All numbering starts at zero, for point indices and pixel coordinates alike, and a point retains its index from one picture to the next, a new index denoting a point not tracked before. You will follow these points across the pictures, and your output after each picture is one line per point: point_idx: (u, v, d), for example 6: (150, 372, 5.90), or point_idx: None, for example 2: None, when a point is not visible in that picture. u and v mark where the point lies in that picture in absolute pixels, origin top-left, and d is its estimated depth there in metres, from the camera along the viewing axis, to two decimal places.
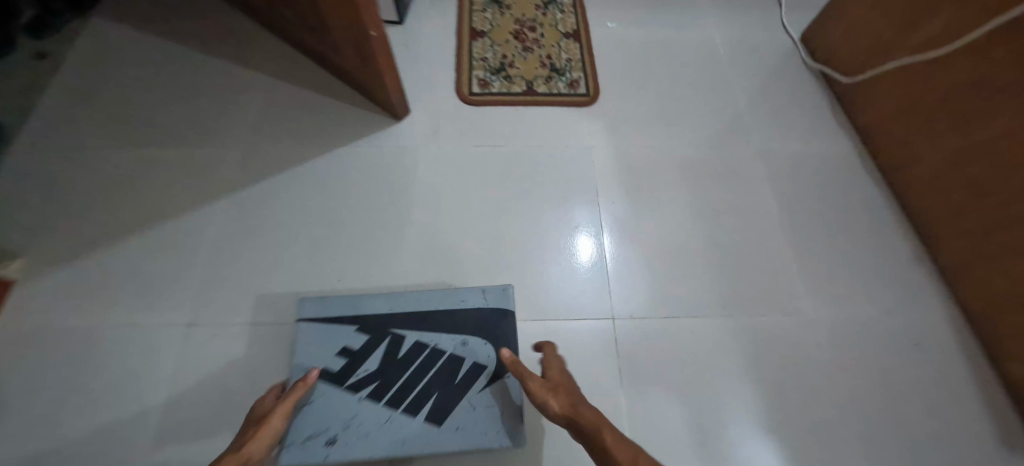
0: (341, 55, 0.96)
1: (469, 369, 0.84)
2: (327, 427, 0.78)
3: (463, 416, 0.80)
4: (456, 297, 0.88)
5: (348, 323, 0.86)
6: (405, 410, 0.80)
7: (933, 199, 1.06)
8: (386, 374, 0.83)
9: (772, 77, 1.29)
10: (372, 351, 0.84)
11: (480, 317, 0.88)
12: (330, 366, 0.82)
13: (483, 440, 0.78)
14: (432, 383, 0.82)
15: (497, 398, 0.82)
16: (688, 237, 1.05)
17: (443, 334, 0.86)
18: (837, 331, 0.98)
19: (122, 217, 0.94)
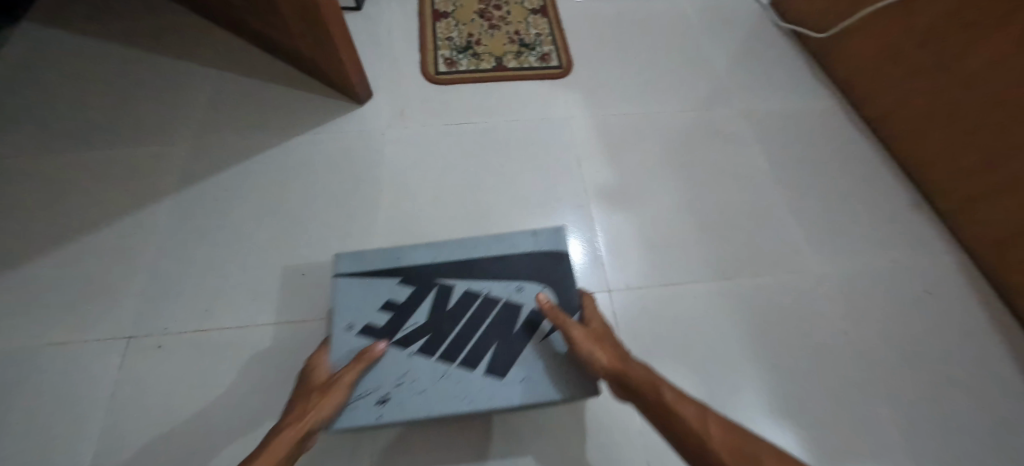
0: (297, 39, 1.00)
1: (528, 317, 0.72)
2: (378, 385, 0.64)
3: (527, 368, 0.67)
4: (506, 244, 0.78)
5: (389, 275, 0.75)
6: (463, 362, 0.67)
7: (926, 145, 0.99)
8: (437, 326, 0.71)
9: (745, 43, 1.25)
10: (419, 301, 0.73)
11: (537, 262, 0.76)
12: (373, 321, 0.70)
13: (548, 394, 0.64)
14: (490, 332, 0.70)
15: (543, 356, 0.68)
16: (669, 206, 0.98)
17: (494, 282, 0.75)
18: (844, 303, 0.88)
19: (80, 215, 0.93)
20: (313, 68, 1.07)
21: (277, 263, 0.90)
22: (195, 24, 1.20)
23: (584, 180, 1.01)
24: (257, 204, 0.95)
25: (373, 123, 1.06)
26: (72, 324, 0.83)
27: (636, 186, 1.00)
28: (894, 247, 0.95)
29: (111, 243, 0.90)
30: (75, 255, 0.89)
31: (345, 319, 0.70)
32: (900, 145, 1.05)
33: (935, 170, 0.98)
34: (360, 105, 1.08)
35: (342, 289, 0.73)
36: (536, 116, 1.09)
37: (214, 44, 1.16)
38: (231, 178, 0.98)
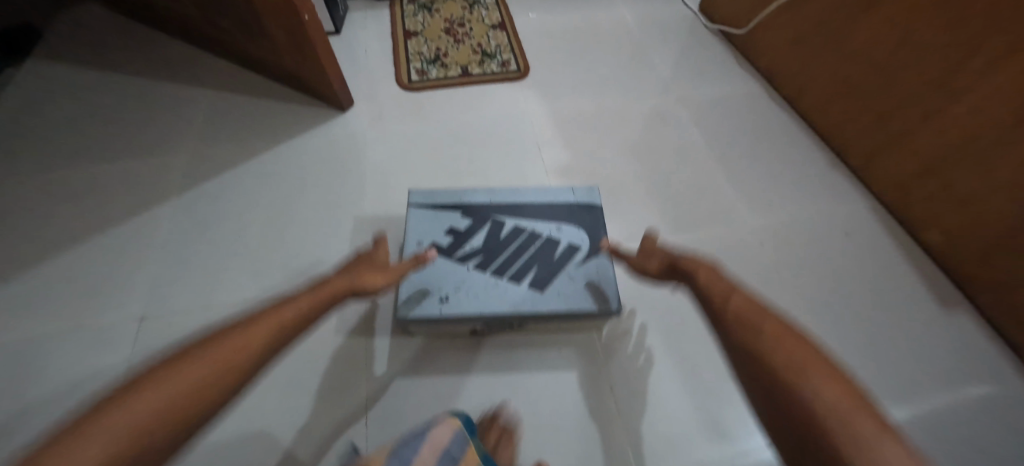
0: (285, 56, 1.14)
1: (565, 249, 0.83)
2: (440, 288, 0.78)
3: (562, 285, 0.79)
4: (549, 193, 0.90)
5: (452, 209, 0.87)
6: (510, 279, 0.80)
7: (834, 112, 1.16)
8: (489, 249, 0.83)
9: (679, 43, 1.43)
10: (476, 230, 0.85)
11: (573, 208, 0.88)
12: (438, 242, 0.83)
13: (575, 304, 0.77)
14: (534, 258, 0.82)
15: (578, 276, 0.80)
16: (620, 179, 1.12)
17: (538, 220, 0.87)
18: (772, 247, 1.03)
19: (90, 220, 1.03)
20: (299, 82, 1.21)
21: (272, 246, 1.00)
22: (190, 54, 1.34)
23: (546, 163, 1.14)
24: (252, 200, 1.06)
25: (355, 126, 1.19)
26: (86, 311, 0.92)
27: (591, 164, 1.14)
28: (812, 200, 1.10)
29: (120, 240, 1.01)
30: (86, 253, 0.99)
31: (416, 238, 0.83)
32: (812, 116, 1.22)
33: (844, 133, 1.15)
34: (342, 111, 1.22)
35: (413, 218, 0.85)
36: (500, 112, 1.23)
37: (208, 69, 1.30)
38: (228, 179, 1.09)
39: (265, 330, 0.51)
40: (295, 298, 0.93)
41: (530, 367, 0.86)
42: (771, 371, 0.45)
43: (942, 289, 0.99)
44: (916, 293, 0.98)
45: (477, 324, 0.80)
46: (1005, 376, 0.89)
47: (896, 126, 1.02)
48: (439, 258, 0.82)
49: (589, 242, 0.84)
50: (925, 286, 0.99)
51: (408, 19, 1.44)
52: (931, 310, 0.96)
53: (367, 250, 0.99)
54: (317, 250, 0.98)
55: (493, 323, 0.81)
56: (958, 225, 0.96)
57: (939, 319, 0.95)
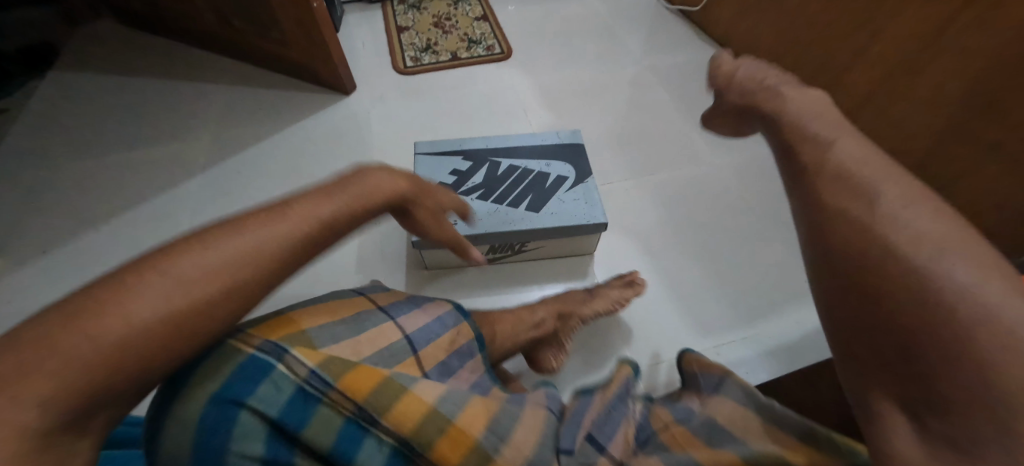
0: (293, 47, 1.27)
1: (555, 179, 0.95)
2: (448, 216, 0.89)
3: (555, 207, 0.91)
4: (538, 138, 1.02)
5: (454, 155, 0.99)
6: (509, 205, 0.91)
7: (783, 66, 1.32)
8: (489, 184, 0.95)
9: (644, 22, 1.60)
10: (476, 170, 0.97)
11: (559, 149, 1.01)
12: (443, 180, 0.95)
13: (568, 221, 0.89)
14: (528, 188, 0.94)
15: (568, 200, 0.92)
16: (601, 136, 1.27)
17: (530, 159, 0.99)
18: (736, 183, 1.18)
19: (124, 201, 1.14)
20: (307, 72, 1.34)
21: None
22: (202, 57, 1.47)
23: (532, 126, 1.28)
24: (272, 172, 1.18)
25: (359, 107, 1.32)
26: None
27: (573, 125, 1.29)
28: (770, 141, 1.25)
29: (154, 214, 1.11)
30: (124, 226, 1.09)
31: (425, 179, 0.95)
32: (766, 73, 1.38)
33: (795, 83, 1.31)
34: (347, 95, 1.35)
35: (421, 163, 0.97)
36: (488, 88, 1.37)
37: (221, 69, 1.43)
38: (248, 157, 1.21)
39: (289, 229, 0.45)
40: (318, 248, 1.03)
41: (533, 288, 0.99)
42: (847, 229, 0.42)
43: None
44: None
45: (484, 247, 0.91)
46: None
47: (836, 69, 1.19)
48: None
49: (575, 173, 0.96)
50: None
51: (399, 17, 1.60)
52: None
53: None
54: None
55: (498, 246, 0.92)
56: (896, 145, 1.11)
57: None
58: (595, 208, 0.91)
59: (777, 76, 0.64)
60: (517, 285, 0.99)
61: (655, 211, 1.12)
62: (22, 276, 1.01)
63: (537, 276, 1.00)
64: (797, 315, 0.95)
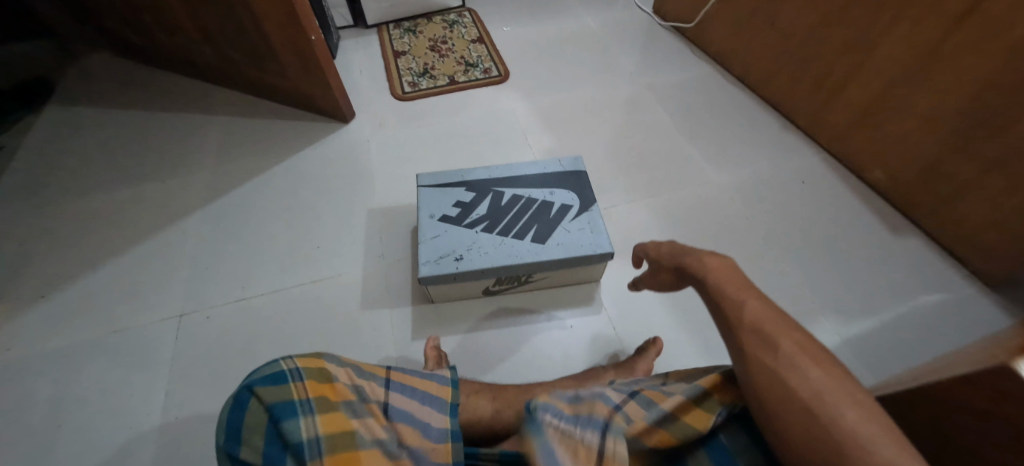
0: (291, 77, 1.27)
1: (560, 208, 0.95)
2: (454, 250, 0.89)
3: (560, 237, 0.91)
4: (539, 166, 1.02)
5: (457, 186, 0.99)
6: (514, 237, 0.91)
7: (778, 82, 1.32)
8: (493, 215, 0.94)
9: (639, 40, 1.61)
10: (479, 201, 0.96)
11: (562, 177, 1.00)
12: (447, 213, 0.94)
13: (575, 251, 0.89)
14: (533, 218, 0.94)
15: (573, 229, 0.92)
16: (601, 158, 1.27)
17: (533, 188, 0.98)
18: (739, 201, 1.17)
19: (121, 238, 1.12)
20: (305, 101, 1.34)
21: (295, 241, 1.10)
22: (200, 88, 1.46)
23: (532, 150, 1.28)
24: (272, 204, 1.17)
25: (358, 135, 1.31)
26: (128, 315, 1.00)
27: (573, 147, 1.29)
28: (770, 157, 1.25)
29: (154, 251, 1.10)
30: (123, 266, 1.07)
31: (428, 212, 0.94)
32: (759, 89, 1.39)
33: (789, 99, 1.31)
34: (346, 123, 1.35)
35: (424, 196, 0.97)
36: (487, 112, 1.37)
37: (218, 100, 1.42)
38: (248, 190, 1.20)
39: None
40: (321, 283, 1.02)
41: (540, 319, 0.98)
42: (766, 392, 0.44)
43: (892, 219, 1.13)
44: (869, 223, 1.13)
45: (490, 280, 0.90)
46: (952, 282, 1.02)
47: (832, 85, 1.19)
48: (449, 227, 0.92)
49: (579, 200, 0.96)
50: (876, 217, 1.13)
51: (395, 42, 1.60)
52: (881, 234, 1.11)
53: (381, 235, 1.09)
54: (337, 242, 1.08)
55: (504, 278, 0.91)
56: (894, 161, 1.11)
57: (890, 243, 1.09)
58: (601, 237, 0.91)
59: (669, 247, 0.63)
60: (523, 319, 0.98)
61: (659, 234, 1.12)
62: (20, 321, 1.00)
63: (544, 306, 0.99)
64: None
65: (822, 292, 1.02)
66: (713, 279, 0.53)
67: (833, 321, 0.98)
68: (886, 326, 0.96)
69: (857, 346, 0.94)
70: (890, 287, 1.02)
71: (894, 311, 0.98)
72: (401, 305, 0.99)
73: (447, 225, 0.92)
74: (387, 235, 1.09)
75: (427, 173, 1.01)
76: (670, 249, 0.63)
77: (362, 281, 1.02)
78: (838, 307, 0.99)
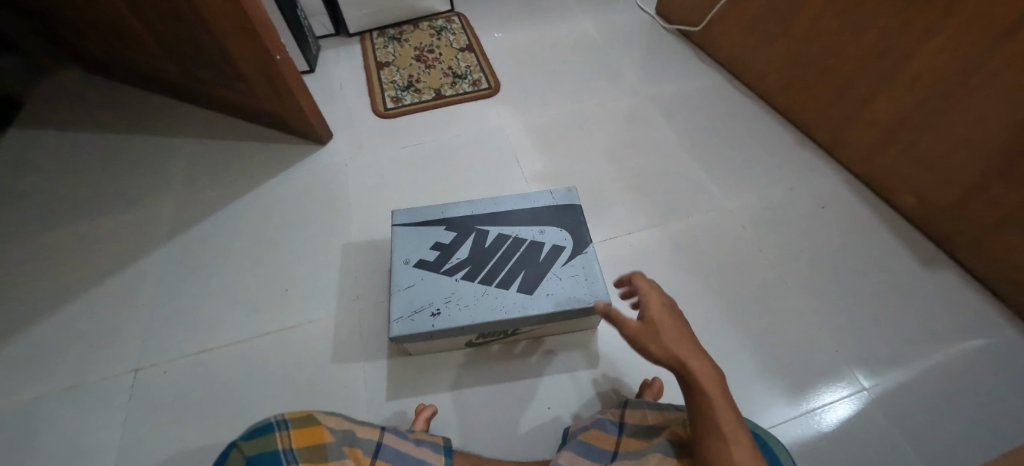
0: (261, 97, 1.16)
1: (551, 250, 0.85)
2: (430, 303, 0.79)
3: (551, 285, 0.81)
4: (529, 199, 0.91)
5: (436, 224, 0.88)
6: (499, 285, 0.81)
7: (794, 94, 1.20)
8: (476, 259, 0.84)
9: (642, 45, 1.49)
10: (460, 242, 0.86)
11: (554, 212, 0.89)
12: (424, 257, 0.84)
13: (568, 304, 0.78)
14: (520, 262, 0.83)
15: (565, 276, 0.81)
16: (600, 181, 1.16)
17: (521, 226, 0.88)
18: (753, 230, 1.06)
19: (77, 280, 1.03)
20: (278, 122, 1.24)
21: (264, 283, 1.00)
22: (169, 107, 1.36)
23: (523, 172, 1.17)
24: (240, 240, 1.07)
25: (335, 159, 1.21)
26: (81, 370, 0.92)
27: (568, 169, 1.18)
28: (786, 179, 1.13)
29: (111, 296, 1.00)
30: (79, 313, 0.99)
31: (403, 256, 0.84)
32: (773, 99, 1.26)
33: (807, 111, 1.18)
34: (323, 145, 1.25)
35: (400, 236, 0.87)
36: (475, 129, 1.27)
37: (188, 120, 1.32)
38: (216, 224, 1.11)
39: None
40: (290, 332, 0.93)
41: (534, 374, 0.87)
42: None
43: (924, 249, 1.01)
44: (900, 254, 1.01)
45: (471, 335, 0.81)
46: (993, 325, 0.91)
47: (857, 96, 1.06)
48: (426, 274, 0.82)
49: (572, 240, 0.85)
50: (908, 247, 1.02)
51: (379, 51, 1.49)
52: (914, 267, 0.99)
53: (356, 276, 1.00)
54: (309, 283, 0.99)
55: (488, 332, 0.81)
56: (927, 183, 0.98)
57: (923, 278, 0.97)
58: (596, 284, 0.80)
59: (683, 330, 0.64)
60: (503, 379, 0.87)
61: (663, 270, 1.01)
62: None
63: (537, 357, 0.89)
64: (828, 398, 0.85)
65: (847, 339, 0.91)
66: (712, 395, 0.60)
67: (858, 375, 0.87)
68: (918, 380, 0.86)
69: (885, 405, 0.84)
70: (922, 332, 0.91)
71: (928, 362, 0.88)
72: (376, 358, 0.90)
73: (423, 271, 0.82)
74: (363, 276, 1.00)
75: (404, 208, 0.90)
76: (672, 328, 0.63)
77: (335, 332, 0.93)
78: (865, 358, 0.89)
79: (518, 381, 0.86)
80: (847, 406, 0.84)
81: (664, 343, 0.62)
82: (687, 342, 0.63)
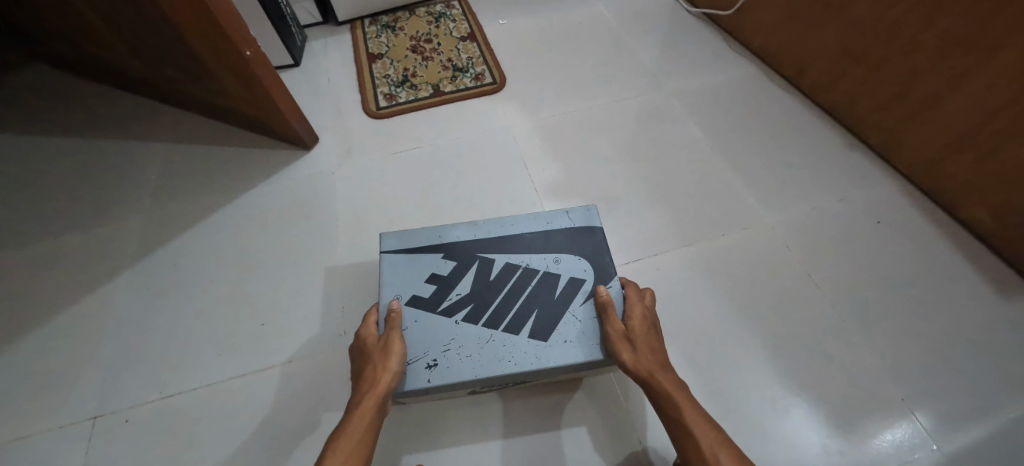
0: (234, 97, 1.02)
1: (568, 285, 0.72)
2: (425, 351, 0.67)
3: (569, 329, 0.68)
4: (541, 220, 0.78)
5: (432, 251, 0.75)
6: (507, 329, 0.68)
7: (842, 89, 1.05)
8: (479, 295, 0.71)
9: (664, 31, 1.33)
10: (461, 274, 0.73)
11: (571, 236, 0.76)
12: (418, 293, 0.72)
13: (590, 354, 0.66)
14: (531, 300, 0.70)
15: (586, 318, 0.68)
16: (620, 191, 1.02)
17: (532, 253, 0.75)
18: (799, 251, 0.92)
19: (33, 309, 0.92)
20: (256, 124, 1.10)
21: (242, 315, 0.89)
22: (136, 107, 1.22)
23: (532, 181, 1.04)
24: (216, 262, 0.95)
25: (322, 166, 1.08)
26: (32, 417, 0.80)
27: (584, 177, 1.04)
28: (833, 188, 1.00)
29: (70, 328, 0.89)
30: (33, 348, 0.87)
31: (393, 292, 0.71)
32: (817, 95, 1.11)
33: (859, 108, 1.03)
34: (308, 150, 1.11)
35: (390, 266, 0.74)
36: (479, 130, 1.13)
37: (158, 121, 1.18)
38: (189, 242, 0.99)
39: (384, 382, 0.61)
40: (270, 374, 0.82)
41: (548, 423, 0.76)
42: None
43: (999, 272, 0.87)
44: (970, 277, 0.87)
45: (475, 387, 0.69)
46: None
47: (922, 94, 0.91)
48: (420, 314, 0.70)
49: (593, 272, 0.72)
50: (979, 270, 0.88)
51: (371, 42, 1.34)
52: (988, 294, 0.86)
53: (345, 306, 0.88)
54: (292, 315, 0.88)
55: (494, 384, 0.69)
56: (1008, 199, 0.83)
57: (999, 307, 0.84)
58: None
59: (647, 336, 0.64)
60: (511, 432, 0.75)
61: (695, 297, 0.88)
62: None
63: (552, 404, 0.77)
64: (895, 454, 0.73)
65: (914, 383, 0.78)
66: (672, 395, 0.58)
67: (928, 425, 0.75)
68: (1000, 434, 0.73)
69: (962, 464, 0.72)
70: (1001, 373, 0.78)
71: (1010, 412, 0.75)
72: None
73: (417, 312, 0.70)
74: (352, 306, 0.88)
75: (395, 232, 0.77)
76: (643, 340, 0.64)
77: (321, 372, 0.82)
78: (935, 406, 0.76)
79: (531, 433, 0.75)
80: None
81: (635, 351, 0.62)
82: (654, 351, 0.63)
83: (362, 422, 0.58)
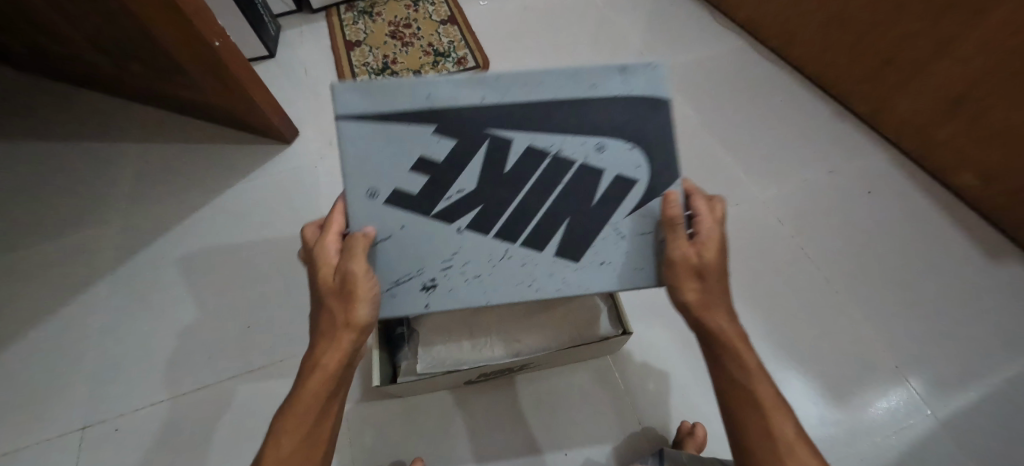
0: (207, 92, 0.99)
1: (614, 186, 0.49)
2: (421, 268, 0.49)
3: (608, 248, 0.51)
4: (581, 80, 0.46)
5: (412, 115, 0.45)
6: (526, 243, 0.50)
7: (828, 60, 1.04)
8: (491, 195, 0.48)
9: (650, 6, 1.30)
10: (464, 161, 0.47)
11: (632, 109, 0.47)
12: (403, 187, 0.47)
13: (634, 281, 0.51)
14: (561, 205, 0.50)
15: (631, 234, 0.51)
16: None
17: (572, 129, 0.47)
18: (790, 224, 0.92)
19: (11, 320, 0.89)
20: (231, 119, 1.06)
21: (230, 316, 0.87)
22: (104, 106, 1.16)
23: None
24: (200, 263, 0.93)
25: (304, 160, 1.05)
26: (18, 430, 0.78)
27: None
28: (823, 160, 0.99)
29: (50, 338, 0.86)
30: (12, 361, 0.84)
31: (363, 184, 0.46)
32: (804, 66, 1.10)
33: (846, 77, 1.02)
34: (288, 144, 1.08)
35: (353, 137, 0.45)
36: None
37: (127, 120, 1.14)
38: (170, 245, 0.96)
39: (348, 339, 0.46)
40: (262, 374, 0.80)
41: (545, 408, 0.75)
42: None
43: (987, 236, 0.88)
44: (959, 242, 0.88)
45: (471, 375, 0.68)
46: None
47: (904, 62, 0.90)
48: (407, 218, 0.48)
49: (647, 173, 0.49)
50: (968, 235, 0.88)
51: (348, 29, 1.30)
52: (977, 259, 0.86)
53: None
54: (282, 314, 0.86)
55: (491, 371, 0.69)
56: (995, 163, 0.83)
57: (988, 271, 0.85)
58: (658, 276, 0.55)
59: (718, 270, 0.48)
60: (508, 418, 0.75)
61: None
62: None
63: (549, 387, 0.77)
64: (890, 421, 0.74)
65: (907, 351, 0.79)
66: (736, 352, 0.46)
67: (922, 391, 0.76)
68: (992, 397, 0.74)
69: (956, 429, 0.72)
70: (991, 336, 0.79)
71: (1002, 375, 0.76)
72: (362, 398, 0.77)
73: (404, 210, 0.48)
74: None
75: (354, 81, 0.44)
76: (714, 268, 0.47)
77: None
78: (927, 370, 0.77)
79: (529, 416, 0.75)
80: (911, 432, 0.73)
81: (703, 290, 0.47)
82: (723, 288, 0.48)
83: (320, 395, 0.45)
